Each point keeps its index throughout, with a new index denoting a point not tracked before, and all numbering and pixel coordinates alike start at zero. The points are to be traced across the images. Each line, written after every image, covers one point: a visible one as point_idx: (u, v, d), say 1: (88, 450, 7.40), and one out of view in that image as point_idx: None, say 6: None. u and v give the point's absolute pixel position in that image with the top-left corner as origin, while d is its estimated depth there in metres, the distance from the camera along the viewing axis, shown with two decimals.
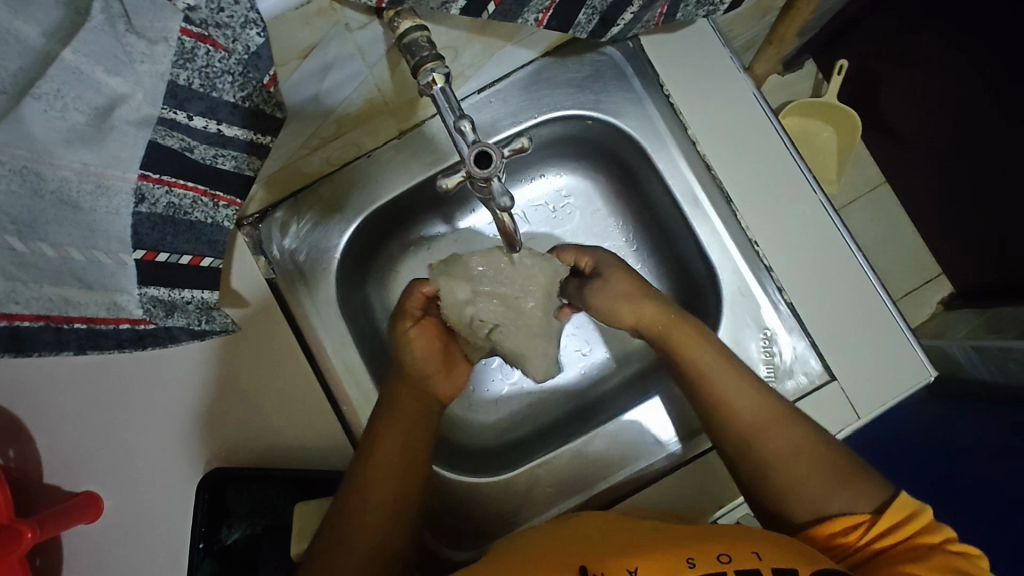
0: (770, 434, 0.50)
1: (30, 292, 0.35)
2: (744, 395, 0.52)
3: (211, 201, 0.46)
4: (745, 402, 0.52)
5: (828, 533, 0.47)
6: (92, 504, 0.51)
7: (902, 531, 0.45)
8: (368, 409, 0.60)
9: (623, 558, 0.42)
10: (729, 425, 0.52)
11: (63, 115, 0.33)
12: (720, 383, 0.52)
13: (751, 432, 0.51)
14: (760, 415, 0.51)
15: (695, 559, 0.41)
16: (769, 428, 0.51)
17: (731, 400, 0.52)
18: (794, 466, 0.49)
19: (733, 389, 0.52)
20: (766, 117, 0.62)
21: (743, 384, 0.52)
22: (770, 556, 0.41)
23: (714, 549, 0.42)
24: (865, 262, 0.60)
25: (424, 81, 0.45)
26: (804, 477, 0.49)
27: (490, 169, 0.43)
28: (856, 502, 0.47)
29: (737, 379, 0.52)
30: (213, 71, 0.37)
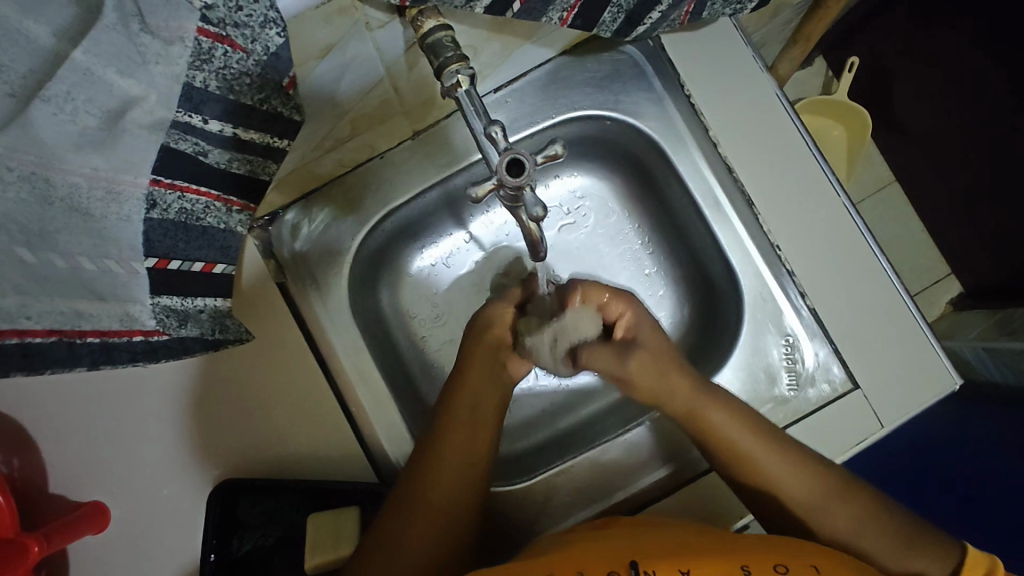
0: (829, 508, 0.49)
1: (42, 307, 0.33)
2: (797, 478, 0.49)
3: (224, 206, 0.45)
4: (799, 483, 0.49)
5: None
6: (100, 514, 0.50)
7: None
8: (382, 416, 0.58)
9: (672, 559, 0.40)
10: (784, 504, 0.50)
11: (73, 118, 0.31)
12: (769, 464, 0.49)
13: (810, 506, 0.49)
14: (817, 496, 0.49)
15: (750, 565, 0.40)
16: (836, 507, 0.49)
17: (786, 484, 0.49)
18: (857, 536, 0.49)
19: (782, 472, 0.49)
20: (789, 117, 0.60)
21: (794, 465, 0.49)
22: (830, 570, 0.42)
23: (771, 559, 0.41)
24: (889, 266, 0.59)
25: (448, 83, 0.44)
26: (872, 543, 0.48)
27: (524, 177, 0.41)
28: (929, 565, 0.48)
29: (788, 462, 0.49)
30: (230, 73, 0.35)
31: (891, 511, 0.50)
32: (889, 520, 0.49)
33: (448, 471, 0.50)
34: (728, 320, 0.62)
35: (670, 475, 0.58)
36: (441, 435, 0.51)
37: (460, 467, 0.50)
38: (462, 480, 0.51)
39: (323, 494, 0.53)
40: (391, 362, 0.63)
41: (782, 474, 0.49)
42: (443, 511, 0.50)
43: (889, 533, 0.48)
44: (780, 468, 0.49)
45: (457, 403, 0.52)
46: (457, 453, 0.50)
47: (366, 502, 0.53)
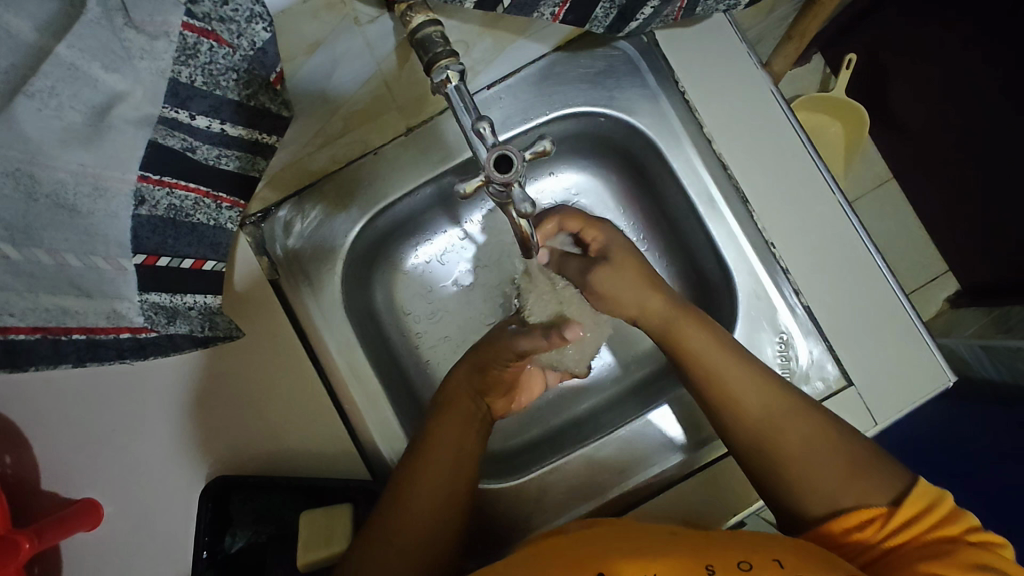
0: (784, 426, 0.49)
1: (26, 304, 0.33)
2: (752, 385, 0.50)
3: (213, 202, 0.44)
4: (754, 394, 0.50)
5: (841, 529, 0.45)
6: (91, 511, 0.49)
7: (930, 517, 0.44)
8: (375, 414, 0.58)
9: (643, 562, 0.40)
10: (739, 418, 0.50)
11: (58, 114, 0.31)
12: (732, 374, 0.51)
13: (764, 423, 0.49)
14: (774, 411, 0.49)
15: (715, 564, 0.40)
16: (788, 426, 0.49)
17: (742, 394, 0.50)
18: (807, 456, 0.48)
19: (738, 376, 0.51)
20: (783, 114, 0.60)
21: (754, 378, 0.51)
22: (793, 565, 0.40)
23: (734, 557, 0.41)
24: (882, 262, 0.58)
25: (437, 79, 0.43)
26: (824, 468, 0.47)
27: (512, 173, 0.41)
28: (875, 497, 0.46)
29: (750, 378, 0.51)
30: (217, 68, 0.36)
31: (846, 437, 0.49)
32: (841, 444, 0.48)
33: (437, 468, 0.50)
34: (723, 318, 0.62)
35: (665, 473, 0.58)
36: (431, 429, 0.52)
37: (451, 465, 0.51)
38: (447, 478, 0.51)
39: (317, 491, 0.53)
40: (385, 360, 0.63)
41: (736, 379, 0.51)
42: (427, 515, 0.49)
43: (838, 456, 0.47)
44: (737, 378, 0.51)
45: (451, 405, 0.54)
46: (447, 451, 0.51)
47: (359, 498, 0.53)
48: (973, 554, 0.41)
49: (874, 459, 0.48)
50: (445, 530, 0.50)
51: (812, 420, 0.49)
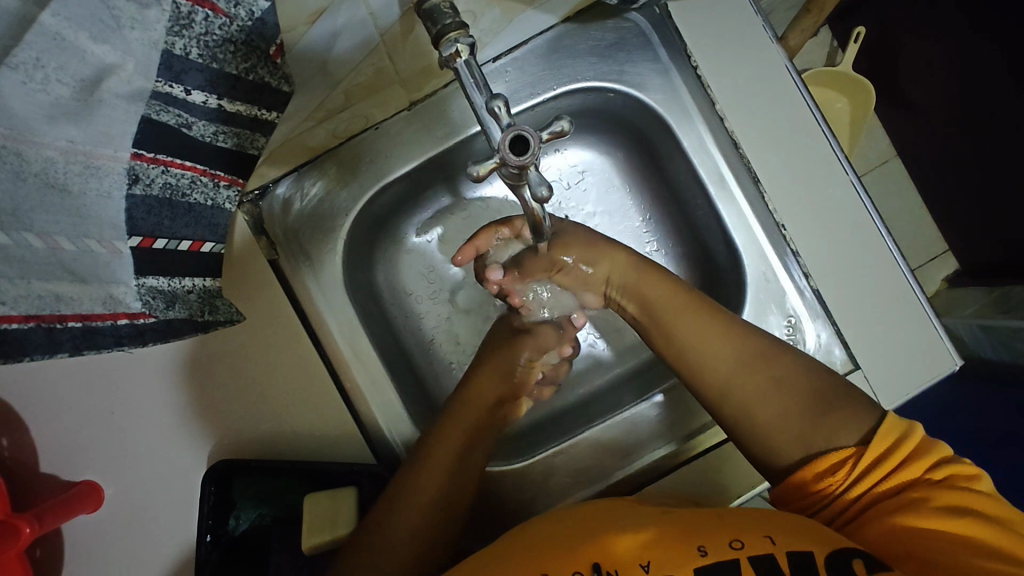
0: (746, 374, 0.50)
1: (19, 291, 0.31)
2: (715, 342, 0.51)
3: (210, 181, 0.43)
4: (718, 350, 0.51)
5: (812, 474, 0.45)
6: (92, 494, 0.49)
7: (900, 453, 0.43)
8: (377, 394, 0.57)
9: (638, 547, 0.40)
10: (705, 374, 0.51)
11: (44, 88, 0.29)
12: (685, 325, 0.52)
13: (727, 372, 0.50)
14: (735, 359, 0.50)
15: (706, 546, 0.40)
16: (745, 371, 0.50)
17: (704, 349, 0.51)
18: (770, 410, 0.48)
19: (701, 333, 0.52)
20: (798, 90, 0.58)
21: (712, 328, 0.52)
22: (784, 540, 0.40)
23: (726, 535, 0.40)
24: (894, 244, 0.57)
25: (446, 53, 0.41)
26: (791, 416, 0.47)
27: (527, 156, 0.39)
28: (836, 438, 0.45)
29: (705, 325, 0.52)
30: (213, 40, 0.34)
31: (812, 382, 0.48)
32: (806, 390, 0.48)
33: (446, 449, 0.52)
34: (730, 298, 0.62)
35: (671, 456, 0.58)
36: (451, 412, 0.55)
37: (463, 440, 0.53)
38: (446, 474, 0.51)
39: (321, 474, 0.52)
40: (387, 340, 0.62)
41: (698, 333, 0.52)
42: (427, 508, 0.49)
43: (804, 402, 0.47)
44: (694, 327, 0.52)
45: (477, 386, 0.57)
46: (447, 454, 0.51)
47: (364, 481, 0.53)
48: (953, 500, 0.40)
49: (842, 399, 0.47)
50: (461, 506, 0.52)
51: (777, 368, 0.49)
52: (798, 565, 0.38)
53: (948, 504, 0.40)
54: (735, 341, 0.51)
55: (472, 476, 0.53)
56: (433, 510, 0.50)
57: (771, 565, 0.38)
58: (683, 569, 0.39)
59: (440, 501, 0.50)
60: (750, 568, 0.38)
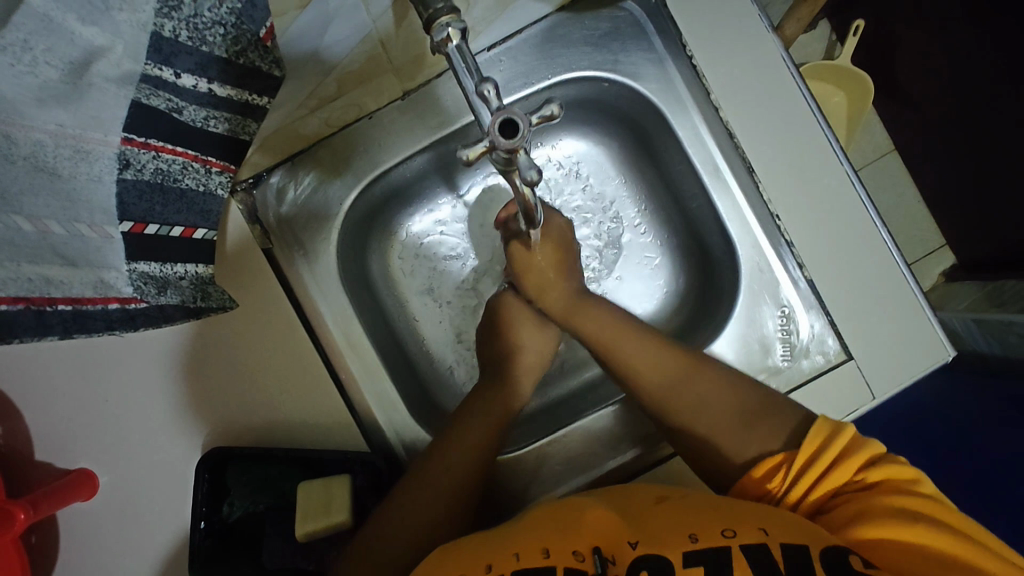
0: (681, 388, 0.52)
1: (8, 272, 0.32)
2: (648, 362, 0.54)
3: (202, 167, 0.43)
4: (655, 366, 0.53)
5: (753, 480, 0.46)
6: (86, 480, 0.49)
7: (829, 455, 0.44)
8: (369, 381, 0.57)
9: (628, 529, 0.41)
10: (645, 392, 0.54)
11: (32, 70, 0.29)
12: (625, 347, 0.55)
13: (663, 388, 0.53)
14: (669, 373, 0.53)
15: (699, 533, 0.40)
16: (680, 385, 0.52)
17: (642, 366, 0.54)
18: (707, 420, 0.50)
19: (637, 354, 0.55)
20: (795, 81, 0.58)
21: (650, 346, 0.55)
22: (779, 531, 0.39)
23: (720, 524, 0.41)
24: (888, 235, 0.57)
25: (438, 38, 0.41)
26: (722, 425, 0.49)
27: (517, 139, 0.39)
28: (771, 440, 0.47)
29: (643, 347, 0.55)
30: (202, 22, 0.34)
31: (745, 389, 0.51)
32: (740, 399, 0.50)
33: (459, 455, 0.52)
34: (724, 289, 0.62)
35: (640, 458, 0.58)
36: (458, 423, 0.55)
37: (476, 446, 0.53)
38: (452, 466, 0.51)
39: (315, 462, 0.52)
40: (381, 330, 0.62)
41: (633, 355, 0.55)
42: (431, 503, 0.49)
43: (735, 410, 0.50)
44: (633, 349, 0.55)
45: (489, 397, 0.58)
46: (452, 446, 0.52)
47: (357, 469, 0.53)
48: (885, 502, 0.41)
49: (773, 409, 0.49)
50: (473, 500, 0.52)
51: (710, 385, 0.51)
52: (791, 557, 0.38)
53: (886, 505, 0.40)
54: (669, 356, 0.54)
55: (479, 471, 0.53)
56: (430, 511, 0.49)
57: (763, 553, 0.38)
58: (671, 550, 0.39)
59: (442, 496, 0.50)
60: (741, 561, 0.38)
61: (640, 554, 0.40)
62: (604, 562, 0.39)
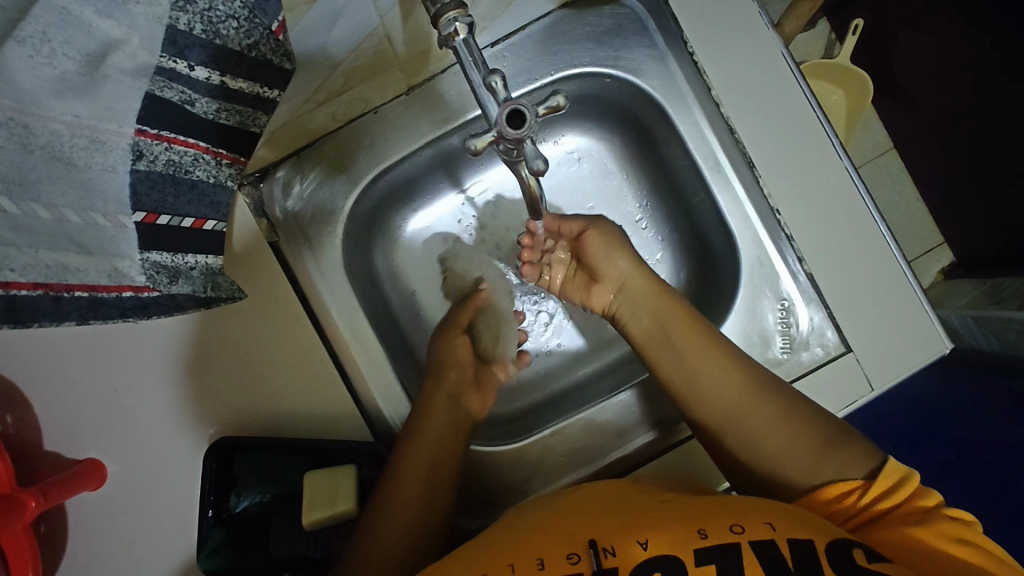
0: (754, 406, 0.50)
1: (26, 259, 0.33)
2: (728, 377, 0.51)
3: (213, 159, 0.44)
4: (725, 380, 0.51)
5: (821, 500, 0.45)
6: (95, 470, 0.50)
7: (904, 493, 0.44)
8: (375, 375, 0.58)
9: (633, 531, 0.42)
10: (714, 401, 0.51)
11: (51, 61, 0.30)
12: (695, 357, 0.53)
13: (733, 405, 0.51)
14: (741, 390, 0.51)
15: (706, 528, 0.41)
16: (751, 402, 0.50)
17: (714, 379, 0.52)
18: (777, 441, 0.49)
19: (716, 365, 0.52)
20: (794, 77, 0.58)
21: (720, 359, 0.52)
22: (785, 527, 0.40)
23: (727, 519, 0.41)
24: (887, 230, 0.58)
25: (445, 32, 0.42)
26: (791, 449, 0.48)
27: (524, 129, 0.40)
28: (847, 469, 0.46)
29: (710, 357, 0.52)
30: (216, 15, 0.35)
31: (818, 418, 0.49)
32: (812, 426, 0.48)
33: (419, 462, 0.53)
34: (725, 282, 0.63)
35: (656, 441, 0.59)
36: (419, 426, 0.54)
37: (435, 454, 0.54)
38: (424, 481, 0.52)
39: (321, 452, 0.53)
40: (385, 323, 0.63)
41: (710, 366, 0.52)
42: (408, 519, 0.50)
43: (805, 436, 0.48)
44: (702, 360, 0.52)
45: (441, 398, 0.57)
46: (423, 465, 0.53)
47: (362, 459, 0.54)
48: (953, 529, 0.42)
49: (846, 436, 0.48)
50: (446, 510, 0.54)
51: (785, 404, 0.50)
52: (798, 553, 0.39)
53: (952, 532, 0.42)
54: (737, 373, 0.51)
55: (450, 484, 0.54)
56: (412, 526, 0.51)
57: (771, 551, 0.39)
58: (682, 548, 0.40)
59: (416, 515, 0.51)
60: (750, 554, 0.39)
61: (652, 554, 0.40)
62: (598, 556, 0.40)
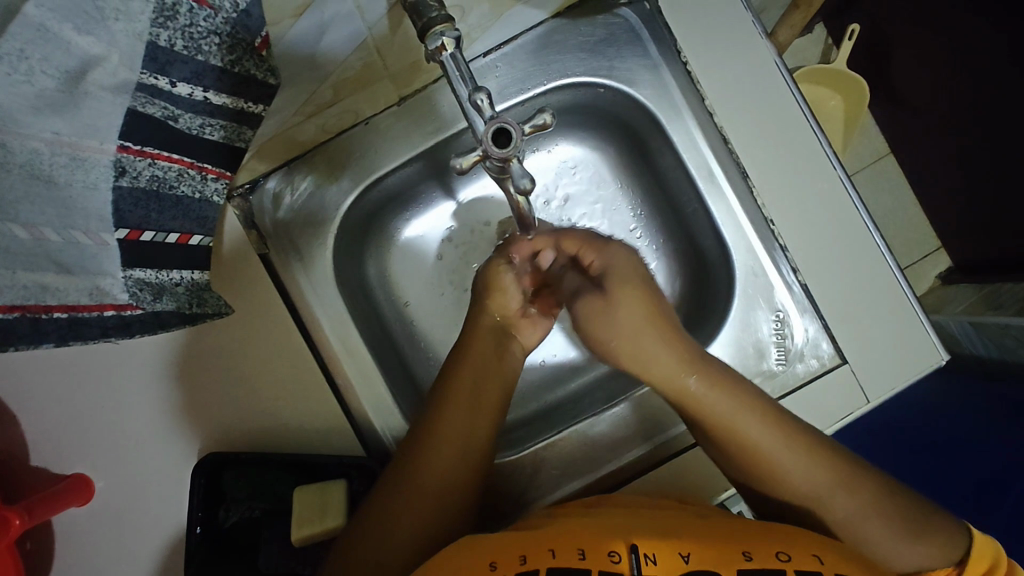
0: (799, 463, 0.46)
1: (3, 280, 0.32)
2: (771, 433, 0.46)
3: (198, 173, 0.43)
4: (767, 439, 0.46)
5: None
6: (82, 486, 0.49)
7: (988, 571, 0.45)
8: (369, 391, 0.56)
9: (672, 542, 0.40)
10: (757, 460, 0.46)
11: (29, 79, 0.29)
12: (732, 416, 0.47)
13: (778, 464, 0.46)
14: (787, 447, 0.46)
15: (751, 552, 0.39)
16: (801, 458, 0.46)
17: (754, 438, 0.46)
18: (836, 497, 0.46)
19: (737, 413, 0.46)
20: (788, 87, 0.58)
21: (761, 416, 0.47)
22: (831, 562, 0.40)
23: (771, 548, 0.40)
24: (882, 241, 0.58)
25: (432, 46, 0.42)
26: (852, 507, 0.46)
27: (510, 149, 0.40)
28: (934, 552, 0.45)
29: (750, 416, 0.47)
30: (197, 31, 0.35)
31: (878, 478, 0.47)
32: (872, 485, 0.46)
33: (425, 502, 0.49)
34: (719, 292, 0.62)
35: (657, 450, 0.58)
36: (427, 457, 0.50)
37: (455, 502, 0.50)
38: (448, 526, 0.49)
39: (311, 466, 0.52)
40: (377, 333, 0.62)
41: (749, 423, 0.46)
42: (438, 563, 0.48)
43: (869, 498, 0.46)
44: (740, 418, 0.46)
45: (448, 422, 0.51)
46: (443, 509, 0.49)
47: (353, 474, 0.53)
48: None
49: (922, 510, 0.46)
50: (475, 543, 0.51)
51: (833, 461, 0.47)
52: None
53: None
54: (781, 432, 0.47)
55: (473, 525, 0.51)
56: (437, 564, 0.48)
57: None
58: (725, 565, 0.38)
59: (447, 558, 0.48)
60: None
61: (693, 567, 0.38)
62: (641, 562, 0.38)
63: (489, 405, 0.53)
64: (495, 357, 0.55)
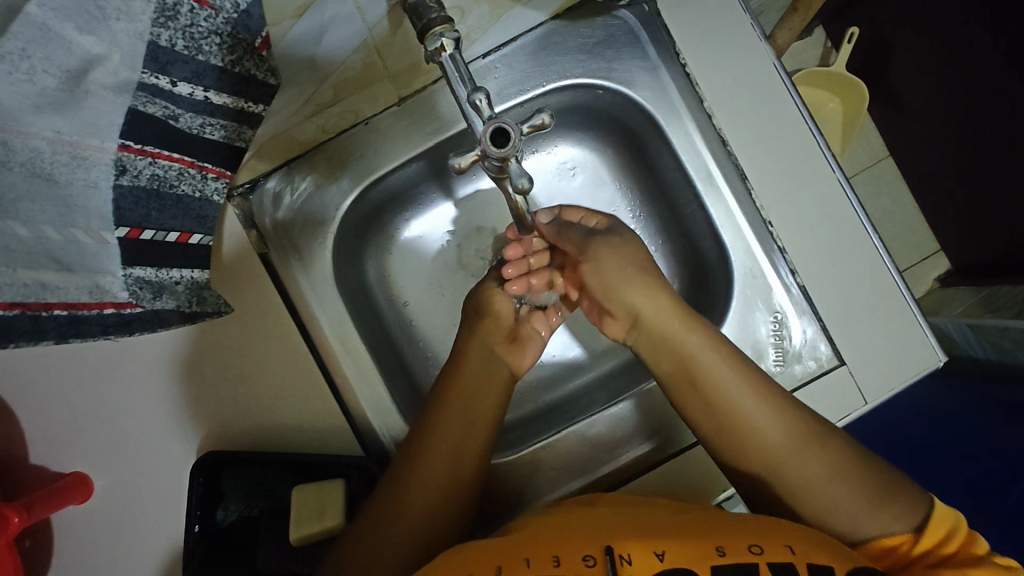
0: (784, 431, 0.48)
1: (4, 277, 0.32)
2: (758, 399, 0.49)
3: (199, 172, 0.44)
4: (754, 404, 0.49)
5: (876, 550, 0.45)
6: (81, 484, 0.49)
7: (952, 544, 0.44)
8: (367, 389, 0.57)
9: (648, 541, 0.40)
10: (745, 426, 0.49)
11: (30, 78, 0.29)
12: (720, 377, 0.50)
13: (763, 429, 0.48)
14: (773, 412, 0.48)
15: (725, 546, 0.39)
16: (785, 424, 0.48)
17: (740, 402, 0.49)
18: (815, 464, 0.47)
19: (724, 377, 0.50)
20: (786, 90, 0.58)
21: (749, 382, 0.49)
22: (804, 551, 0.40)
23: (744, 540, 0.40)
24: (879, 242, 0.58)
25: (432, 47, 0.42)
26: (829, 478, 0.46)
27: (509, 148, 0.40)
28: (896, 520, 0.45)
29: (736, 379, 0.50)
30: (198, 31, 0.35)
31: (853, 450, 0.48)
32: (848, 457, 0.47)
33: (423, 492, 0.49)
34: (718, 293, 0.62)
35: (655, 451, 0.58)
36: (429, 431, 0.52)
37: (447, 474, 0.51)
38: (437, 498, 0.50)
39: (309, 465, 0.52)
40: (376, 333, 0.62)
41: (737, 388, 0.49)
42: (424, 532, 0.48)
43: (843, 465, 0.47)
44: (728, 379, 0.50)
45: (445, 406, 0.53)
46: (434, 480, 0.50)
47: (351, 473, 0.53)
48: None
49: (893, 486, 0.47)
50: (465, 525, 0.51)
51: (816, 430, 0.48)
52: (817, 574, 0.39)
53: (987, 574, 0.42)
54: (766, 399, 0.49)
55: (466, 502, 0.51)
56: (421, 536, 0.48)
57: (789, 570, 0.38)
58: (698, 563, 0.38)
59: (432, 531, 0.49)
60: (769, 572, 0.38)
61: (668, 565, 0.38)
62: (615, 563, 0.38)
63: (489, 405, 0.54)
64: (498, 350, 0.57)
